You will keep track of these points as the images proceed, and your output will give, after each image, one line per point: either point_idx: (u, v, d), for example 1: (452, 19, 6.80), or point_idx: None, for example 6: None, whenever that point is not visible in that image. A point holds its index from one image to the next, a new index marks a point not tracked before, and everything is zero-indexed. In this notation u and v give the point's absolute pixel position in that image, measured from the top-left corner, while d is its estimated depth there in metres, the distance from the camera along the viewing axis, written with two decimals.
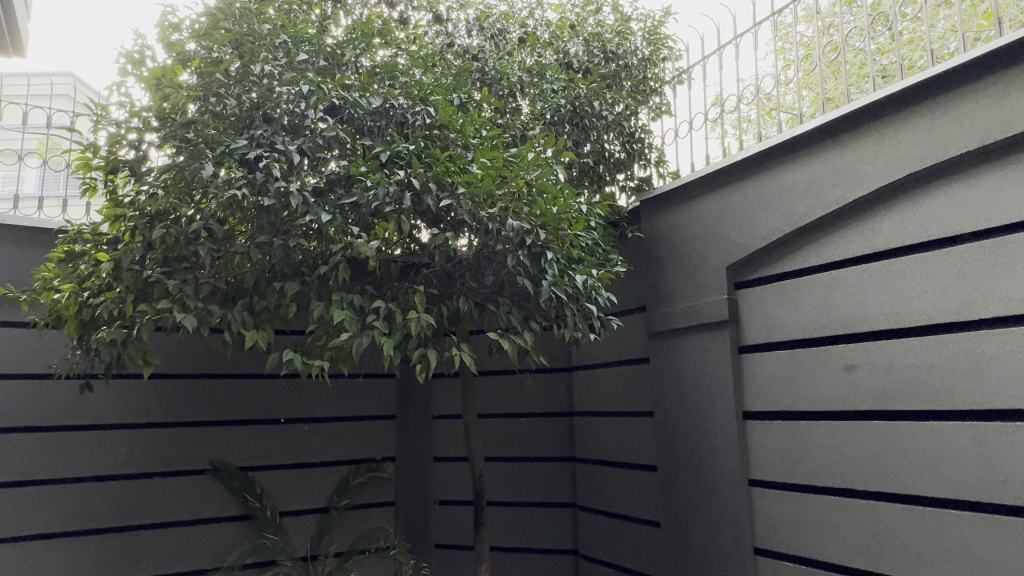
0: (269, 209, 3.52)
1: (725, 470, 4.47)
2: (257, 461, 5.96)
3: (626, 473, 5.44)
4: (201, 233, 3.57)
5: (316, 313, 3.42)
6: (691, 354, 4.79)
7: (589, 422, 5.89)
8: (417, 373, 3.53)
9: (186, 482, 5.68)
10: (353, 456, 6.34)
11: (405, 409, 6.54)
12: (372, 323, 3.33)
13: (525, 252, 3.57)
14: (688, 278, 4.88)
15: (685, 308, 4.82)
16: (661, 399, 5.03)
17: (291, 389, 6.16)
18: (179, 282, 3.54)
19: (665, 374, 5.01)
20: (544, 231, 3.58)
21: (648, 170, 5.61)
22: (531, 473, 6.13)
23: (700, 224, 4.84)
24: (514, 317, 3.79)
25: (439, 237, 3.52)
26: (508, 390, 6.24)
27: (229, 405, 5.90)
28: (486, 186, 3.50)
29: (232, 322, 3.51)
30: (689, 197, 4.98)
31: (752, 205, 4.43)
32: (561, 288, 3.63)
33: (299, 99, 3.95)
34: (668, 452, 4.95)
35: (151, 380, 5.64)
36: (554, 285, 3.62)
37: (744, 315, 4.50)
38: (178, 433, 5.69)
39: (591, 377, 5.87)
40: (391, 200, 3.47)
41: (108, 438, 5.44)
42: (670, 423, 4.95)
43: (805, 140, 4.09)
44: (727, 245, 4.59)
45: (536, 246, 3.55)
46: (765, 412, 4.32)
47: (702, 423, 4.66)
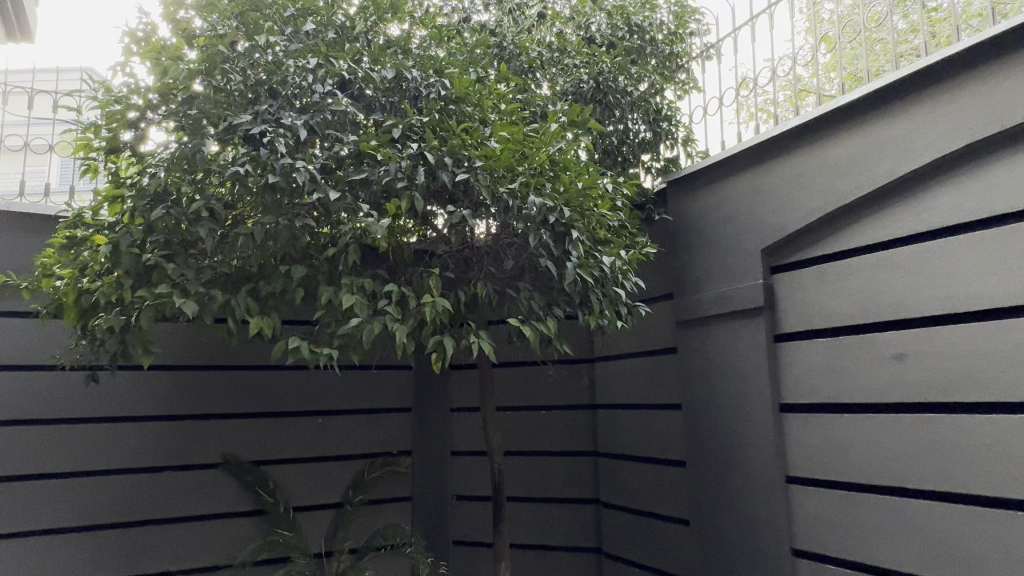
0: (275, 186, 3.31)
1: (760, 467, 4.20)
2: (269, 454, 5.77)
3: (652, 469, 5.19)
4: (202, 213, 3.36)
5: (324, 297, 3.19)
6: (723, 343, 4.52)
7: (613, 415, 5.64)
8: (434, 363, 3.30)
9: (196, 476, 5.50)
10: (369, 449, 6.14)
11: (421, 401, 6.33)
12: (385, 307, 3.10)
13: (547, 230, 3.31)
14: (720, 263, 4.60)
15: (716, 295, 4.55)
16: (691, 391, 4.76)
17: (305, 381, 5.97)
18: (180, 265, 3.33)
19: (695, 365, 4.74)
20: (568, 209, 3.33)
21: (675, 150, 5.33)
22: (553, 468, 5.90)
23: (732, 205, 4.56)
24: (536, 303, 3.54)
25: (456, 216, 3.28)
26: (528, 382, 6.00)
27: (241, 397, 5.72)
28: (505, 160, 3.26)
29: (236, 308, 3.29)
30: (720, 177, 4.69)
31: (789, 184, 4.15)
32: (588, 271, 3.37)
33: (306, 73, 3.74)
34: (698, 447, 4.69)
35: (161, 371, 5.46)
36: (581, 267, 3.36)
37: (781, 301, 4.21)
38: (189, 426, 5.52)
39: (615, 368, 5.61)
40: (404, 175, 3.24)
41: (116, 430, 5.28)
42: (700, 417, 4.68)
43: (849, 112, 3.80)
44: (762, 227, 4.30)
45: (560, 224, 3.29)
46: (804, 404, 4.04)
47: (735, 417, 4.39)
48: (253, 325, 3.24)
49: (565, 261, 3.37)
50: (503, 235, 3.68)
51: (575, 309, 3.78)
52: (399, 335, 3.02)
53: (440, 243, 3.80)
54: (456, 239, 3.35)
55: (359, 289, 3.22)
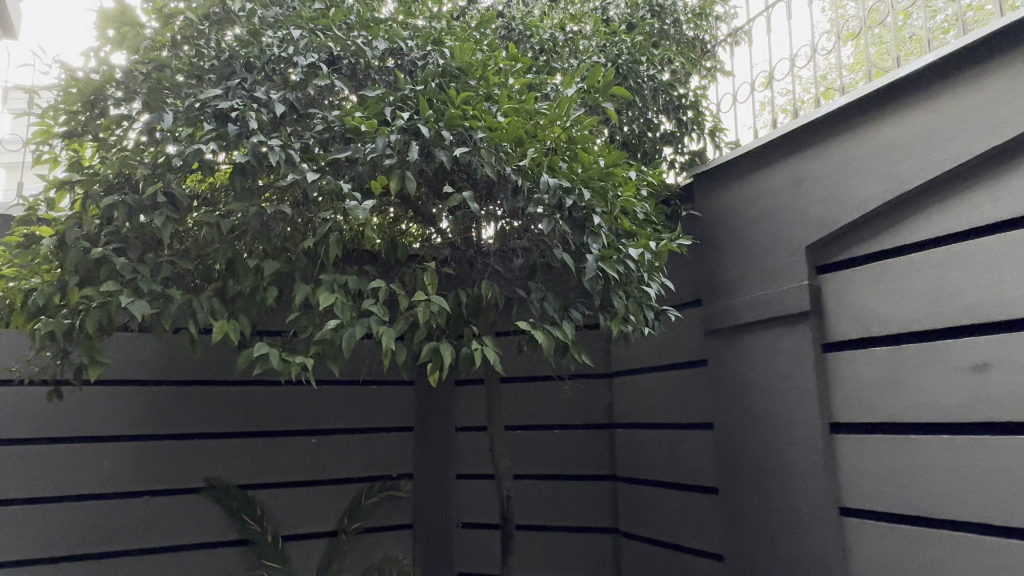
0: (247, 164, 2.84)
1: (807, 496, 3.66)
2: (256, 477, 5.26)
3: (678, 495, 4.65)
4: (160, 200, 2.87)
5: (298, 295, 2.69)
6: (761, 353, 3.99)
7: (634, 436, 5.10)
8: (427, 374, 2.79)
9: (174, 501, 5.00)
10: (366, 472, 5.62)
11: (424, 420, 5.79)
12: (369, 306, 2.59)
13: (563, 216, 2.81)
14: (756, 263, 4.08)
15: (752, 300, 4.03)
16: (722, 408, 4.23)
17: (298, 397, 5.47)
18: (134, 261, 2.84)
19: (727, 378, 4.21)
20: (589, 190, 2.81)
21: (702, 142, 4.83)
22: (566, 494, 5.35)
23: (770, 198, 4.04)
24: (549, 305, 3.02)
25: (455, 198, 2.75)
26: (540, 398, 5.47)
27: (226, 414, 5.22)
28: (513, 134, 2.75)
29: (196, 310, 2.80)
30: (755, 168, 4.18)
31: (838, 171, 3.64)
32: (611, 264, 2.84)
33: (287, 44, 3.27)
34: (732, 472, 4.14)
35: (139, 386, 4.98)
36: (603, 259, 2.84)
37: (830, 304, 3.68)
38: (168, 446, 5.02)
39: (636, 383, 5.08)
40: (393, 151, 2.75)
41: (88, 451, 4.79)
42: (735, 437, 4.14)
43: (911, 85, 3.29)
44: (806, 221, 3.79)
45: (577, 210, 2.77)
46: (860, 424, 3.51)
47: (777, 437, 3.85)
48: (214, 330, 2.73)
49: (585, 252, 2.85)
50: (513, 230, 3.19)
51: (594, 312, 3.26)
52: (385, 342, 2.51)
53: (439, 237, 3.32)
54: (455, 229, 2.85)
55: (340, 286, 2.71)
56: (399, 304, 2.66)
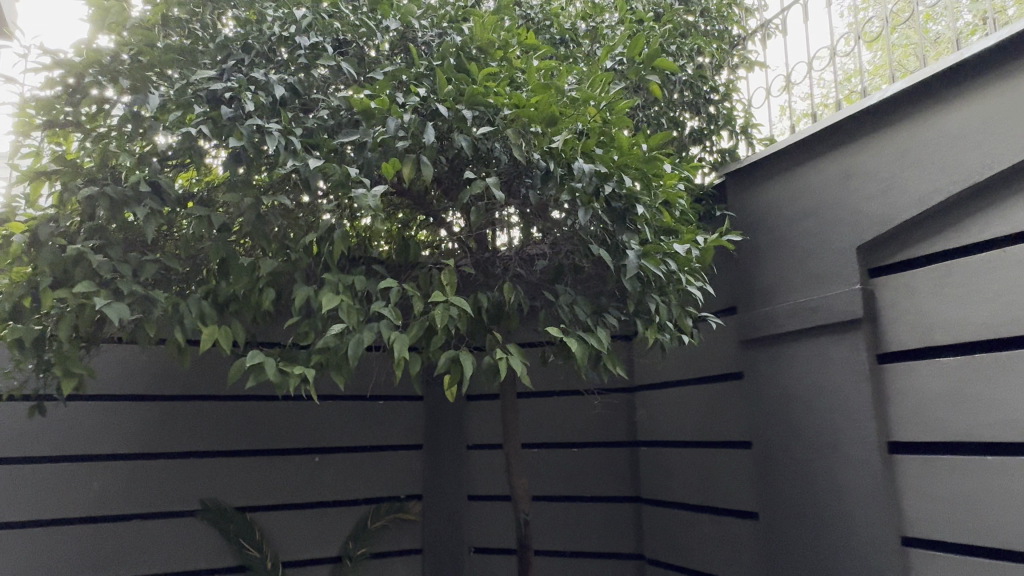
0: (243, 149, 2.53)
1: (863, 523, 3.30)
2: (255, 499, 4.91)
3: (710, 519, 4.28)
4: (144, 191, 2.54)
5: (298, 297, 2.36)
6: (806, 365, 3.64)
7: (661, 455, 4.74)
8: (445, 387, 2.45)
9: (168, 524, 4.65)
10: (372, 493, 5.26)
11: (433, 437, 5.44)
12: (379, 308, 2.26)
13: (600, 207, 2.50)
14: (798, 267, 3.74)
15: (795, 306, 3.68)
16: (761, 425, 3.88)
17: (300, 413, 5.13)
18: (114, 260, 2.51)
19: (767, 392, 3.86)
20: (630, 175, 2.49)
21: (734, 140, 4.50)
22: (586, 517, 4.99)
23: (814, 195, 3.71)
24: (581, 309, 2.70)
25: (478, 185, 2.42)
26: (559, 414, 5.12)
27: (224, 431, 4.88)
28: (543, 113, 2.44)
29: (183, 316, 2.47)
30: (796, 163, 3.85)
31: (893, 164, 3.31)
32: (653, 262, 2.53)
33: (288, 23, 2.97)
34: (774, 495, 3.78)
35: (131, 401, 4.64)
36: (644, 256, 2.53)
37: (886, 310, 3.34)
38: (162, 466, 4.68)
39: (662, 398, 4.73)
40: (408, 134, 2.45)
41: (76, 472, 4.46)
42: (777, 458, 3.78)
43: (979, 66, 2.97)
44: (856, 220, 3.45)
45: (616, 199, 2.47)
46: (922, 443, 3.15)
47: (826, 458, 3.50)
48: (201, 338, 2.40)
49: (624, 248, 2.54)
50: (538, 227, 2.87)
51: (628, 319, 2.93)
52: (397, 349, 2.17)
53: (455, 237, 3.01)
54: (477, 223, 2.54)
55: (346, 287, 2.39)
56: (413, 306, 2.33)
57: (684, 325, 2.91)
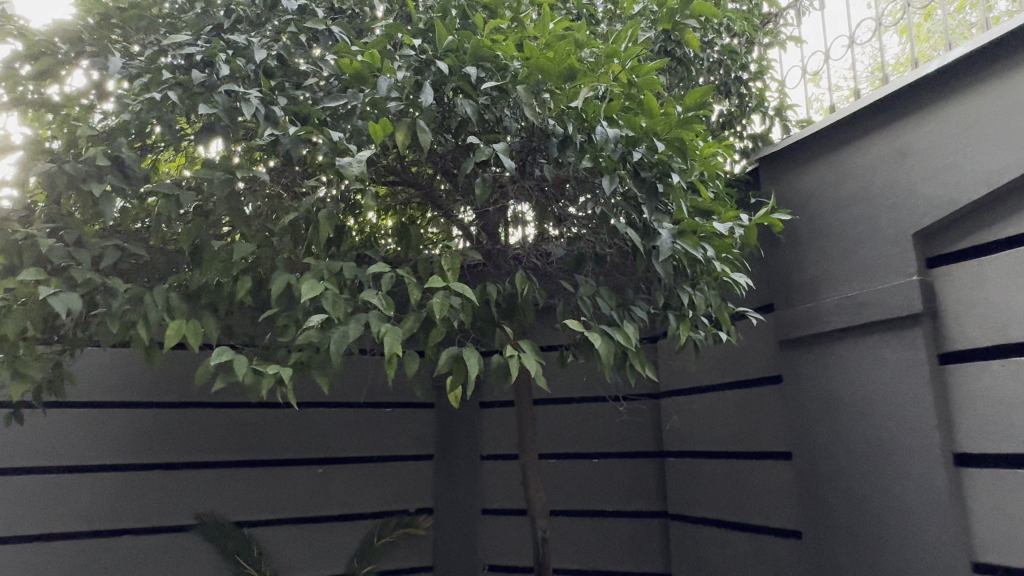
0: (217, 116, 2.23)
1: (927, 546, 2.90)
2: (254, 513, 4.58)
3: (746, 538, 3.90)
4: (104, 167, 2.22)
5: (276, 285, 2.02)
6: (857, 367, 3.25)
7: (690, 466, 4.36)
8: (447, 389, 2.10)
9: (160, 541, 4.34)
10: (379, 506, 4.93)
11: (445, 447, 5.09)
12: (368, 295, 1.92)
13: (629, 176, 2.19)
14: (845, 258, 3.36)
15: (843, 300, 3.29)
16: (805, 434, 3.50)
17: (303, 422, 4.79)
18: (70, 245, 2.19)
19: (811, 397, 3.47)
20: (660, 139, 2.19)
21: (768, 121, 4.12)
22: (608, 532, 4.62)
23: (863, 177, 3.33)
24: (605, 300, 2.35)
25: (484, 151, 2.12)
26: (578, 422, 4.77)
27: (221, 441, 4.56)
28: (559, 66, 2.13)
29: (148, 308, 2.15)
30: (841, 142, 3.47)
31: (956, 138, 2.93)
32: (690, 242, 2.24)
33: None
34: (821, 512, 3.40)
35: (120, 409, 4.33)
36: (681, 235, 2.25)
37: (951, 304, 2.94)
38: (154, 478, 4.37)
39: (691, 404, 4.36)
40: (400, 94, 2.15)
41: (60, 485, 4.14)
42: (824, 470, 3.39)
43: None
44: (913, 204, 3.07)
45: (646, 166, 2.16)
46: (996, 456, 2.75)
47: (881, 471, 3.11)
48: (167, 334, 2.07)
49: (658, 226, 2.25)
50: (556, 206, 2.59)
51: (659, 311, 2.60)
52: (387, 343, 1.82)
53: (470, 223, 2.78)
54: (483, 198, 2.21)
55: (334, 274, 2.06)
56: (410, 295, 1.99)
57: (722, 319, 2.57)
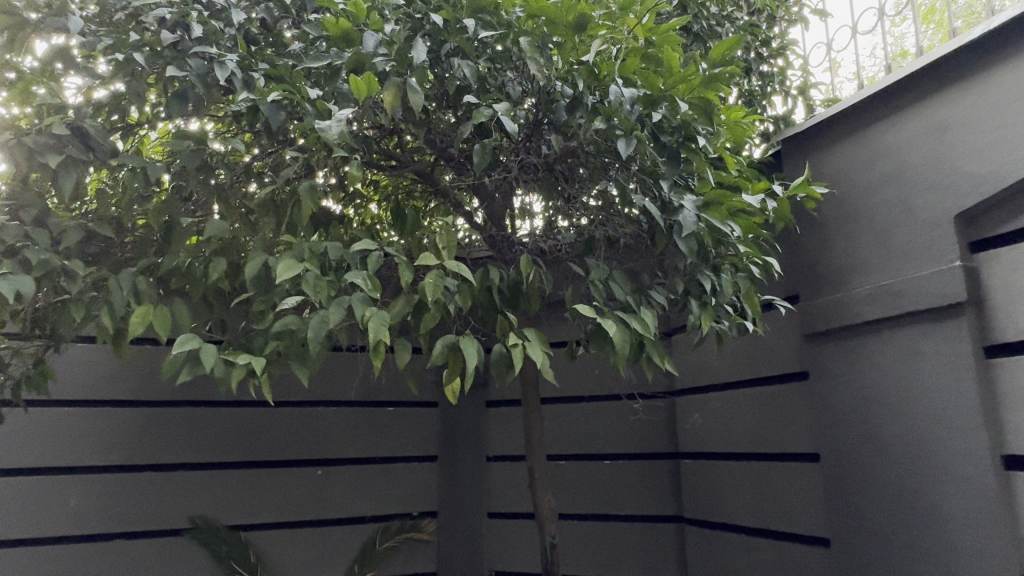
0: (189, 79, 2.04)
1: (974, 555, 2.65)
2: (249, 517, 4.36)
3: (770, 545, 3.65)
4: (66, 138, 2.01)
5: (250, 268, 1.80)
6: (892, 362, 3.00)
7: (707, 468, 4.11)
8: (443, 382, 1.88)
9: (150, 546, 4.12)
10: (380, 510, 4.70)
11: (450, 448, 4.86)
12: (351, 276, 1.70)
13: (649, 141, 2.05)
14: (877, 245, 3.11)
15: (876, 290, 3.04)
16: (836, 434, 3.24)
17: (301, 421, 4.57)
18: (27, 223, 1.98)
19: (841, 395, 3.22)
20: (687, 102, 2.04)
21: (790, 101, 3.88)
22: (622, 538, 4.38)
23: (896, 156, 3.08)
24: (619, 286, 2.12)
25: (482, 113, 1.98)
26: (589, 422, 4.53)
27: (215, 441, 4.34)
28: (570, 15, 2.01)
29: (112, 293, 1.93)
30: (871, 120, 3.22)
31: (1002, 111, 2.67)
32: (717, 215, 2.10)
33: None
34: (854, 520, 3.14)
35: (109, 407, 4.12)
36: (707, 209, 2.11)
37: (998, 291, 2.69)
38: (144, 479, 4.15)
39: (708, 403, 4.12)
40: (389, 51, 2.01)
41: (45, 487, 3.93)
42: (858, 474, 3.14)
43: None
44: (953, 183, 2.82)
45: (667, 129, 2.03)
46: None
47: (921, 474, 2.85)
48: (131, 321, 1.85)
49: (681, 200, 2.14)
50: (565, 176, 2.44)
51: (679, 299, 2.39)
52: (371, 329, 1.59)
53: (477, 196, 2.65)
54: (484, 168, 2.06)
55: (317, 255, 1.85)
56: (401, 277, 1.77)
57: (749, 310, 2.34)
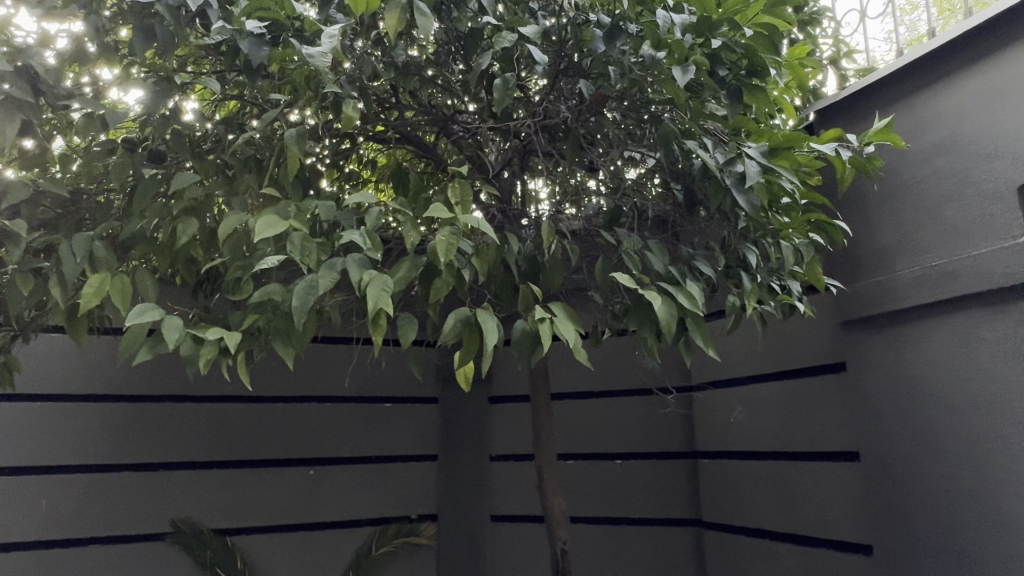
0: (160, 13, 1.77)
1: None
2: (236, 521, 4.05)
3: (802, 552, 3.35)
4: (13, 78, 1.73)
5: (225, 227, 1.50)
6: (945, 351, 2.71)
7: (727, 468, 3.83)
8: (456, 364, 1.59)
9: (128, 552, 3.81)
10: (377, 513, 4.40)
11: (451, 446, 4.56)
12: (345, 233, 1.39)
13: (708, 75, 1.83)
14: (924, 221, 2.83)
15: (925, 271, 2.76)
16: (878, 430, 2.96)
17: (292, 418, 4.26)
18: None
19: (884, 387, 2.94)
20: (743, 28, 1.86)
21: (819, 74, 3.60)
22: (636, 543, 4.09)
23: (947, 125, 2.79)
24: (656, 256, 1.83)
25: (504, 39, 1.81)
26: (601, 419, 4.25)
27: (199, 438, 4.02)
28: None
29: (64, 258, 1.63)
30: (917, 89, 2.94)
31: None
32: (786, 163, 1.92)
33: None
34: (900, 524, 2.85)
35: (83, 402, 3.81)
36: (773, 154, 1.93)
37: None
38: (122, 480, 3.84)
39: (730, 398, 3.83)
40: None
41: (14, 488, 3.62)
42: (904, 474, 2.85)
43: None
44: (1015, 150, 2.53)
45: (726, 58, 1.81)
46: None
47: (981, 474, 2.55)
48: (84, 291, 1.55)
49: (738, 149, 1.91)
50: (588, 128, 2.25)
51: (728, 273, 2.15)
52: (370, 294, 1.29)
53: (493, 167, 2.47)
54: (502, 104, 1.86)
55: (305, 213, 1.55)
56: (406, 238, 1.47)
57: (787, 296, 2.12)
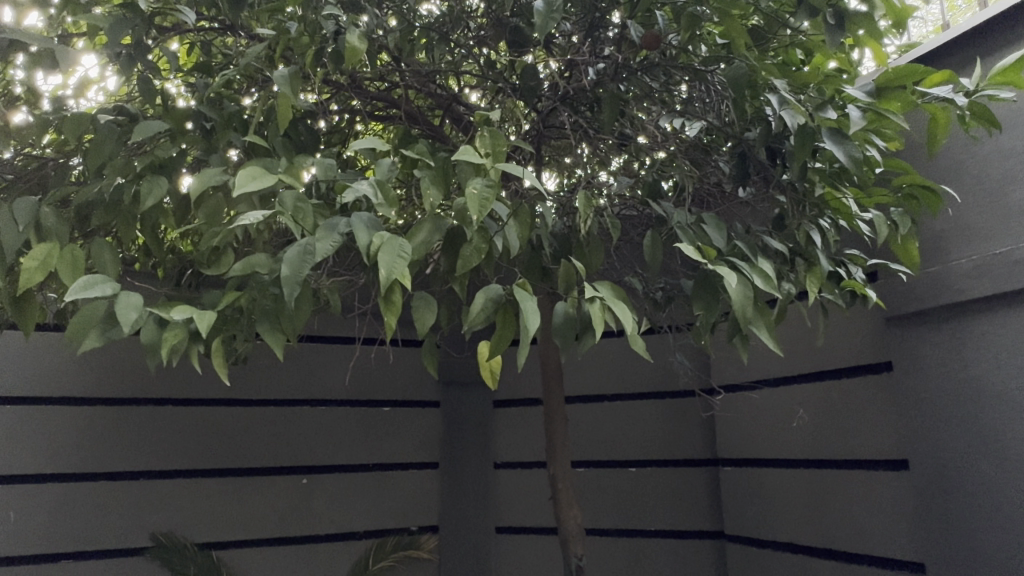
0: None
1: None
2: (222, 533, 3.73)
3: (842, 569, 3.06)
4: None
5: (198, 184, 1.21)
6: (1011, 347, 2.43)
7: (754, 477, 3.55)
8: (485, 357, 1.32)
9: (105, 569, 3.49)
10: (375, 525, 4.09)
11: (453, 452, 4.26)
12: (351, 186, 1.10)
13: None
14: (983, 205, 2.56)
15: (987, 260, 2.48)
16: (931, 435, 2.68)
17: (283, 424, 3.95)
18: None
19: (938, 389, 2.66)
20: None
21: None
22: (655, 558, 3.80)
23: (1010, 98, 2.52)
24: (715, 230, 1.55)
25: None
26: (616, 424, 3.97)
27: (181, 445, 3.71)
28: None
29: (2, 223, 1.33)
30: (967, 63, 2.66)
31: None
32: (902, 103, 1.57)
33: None
34: (959, 542, 2.57)
35: (56, 406, 3.49)
36: (882, 94, 1.59)
37: None
38: (99, 490, 3.52)
39: (757, 402, 3.55)
40: None
41: None
42: (963, 485, 2.57)
43: None
44: None
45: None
46: None
47: None
48: (24, 263, 1.24)
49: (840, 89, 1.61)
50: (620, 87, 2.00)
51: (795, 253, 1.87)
52: (382, 262, 0.99)
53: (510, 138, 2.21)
54: (545, 28, 1.64)
55: (297, 168, 1.26)
56: (425, 197, 1.19)
57: (855, 281, 1.88)
